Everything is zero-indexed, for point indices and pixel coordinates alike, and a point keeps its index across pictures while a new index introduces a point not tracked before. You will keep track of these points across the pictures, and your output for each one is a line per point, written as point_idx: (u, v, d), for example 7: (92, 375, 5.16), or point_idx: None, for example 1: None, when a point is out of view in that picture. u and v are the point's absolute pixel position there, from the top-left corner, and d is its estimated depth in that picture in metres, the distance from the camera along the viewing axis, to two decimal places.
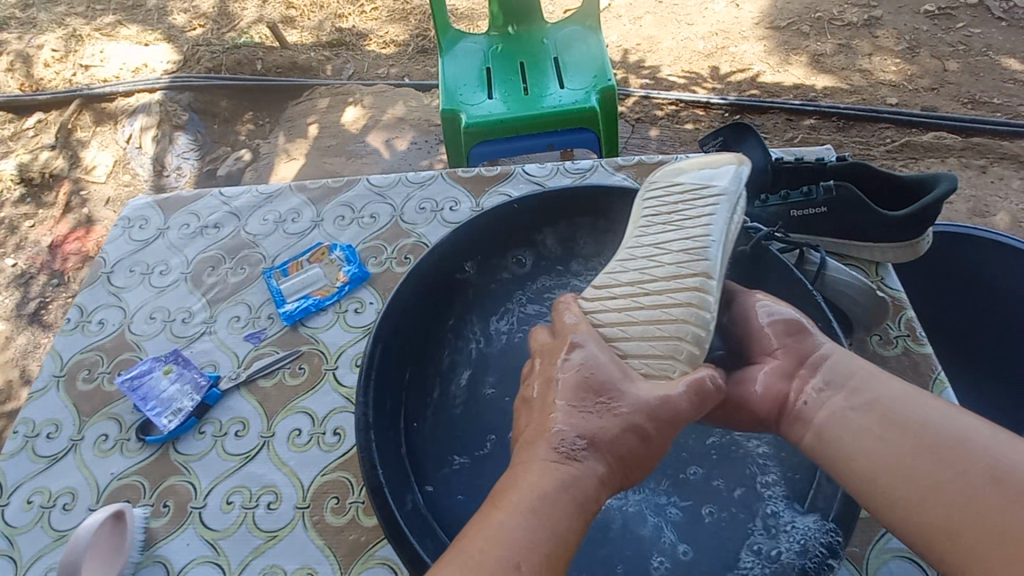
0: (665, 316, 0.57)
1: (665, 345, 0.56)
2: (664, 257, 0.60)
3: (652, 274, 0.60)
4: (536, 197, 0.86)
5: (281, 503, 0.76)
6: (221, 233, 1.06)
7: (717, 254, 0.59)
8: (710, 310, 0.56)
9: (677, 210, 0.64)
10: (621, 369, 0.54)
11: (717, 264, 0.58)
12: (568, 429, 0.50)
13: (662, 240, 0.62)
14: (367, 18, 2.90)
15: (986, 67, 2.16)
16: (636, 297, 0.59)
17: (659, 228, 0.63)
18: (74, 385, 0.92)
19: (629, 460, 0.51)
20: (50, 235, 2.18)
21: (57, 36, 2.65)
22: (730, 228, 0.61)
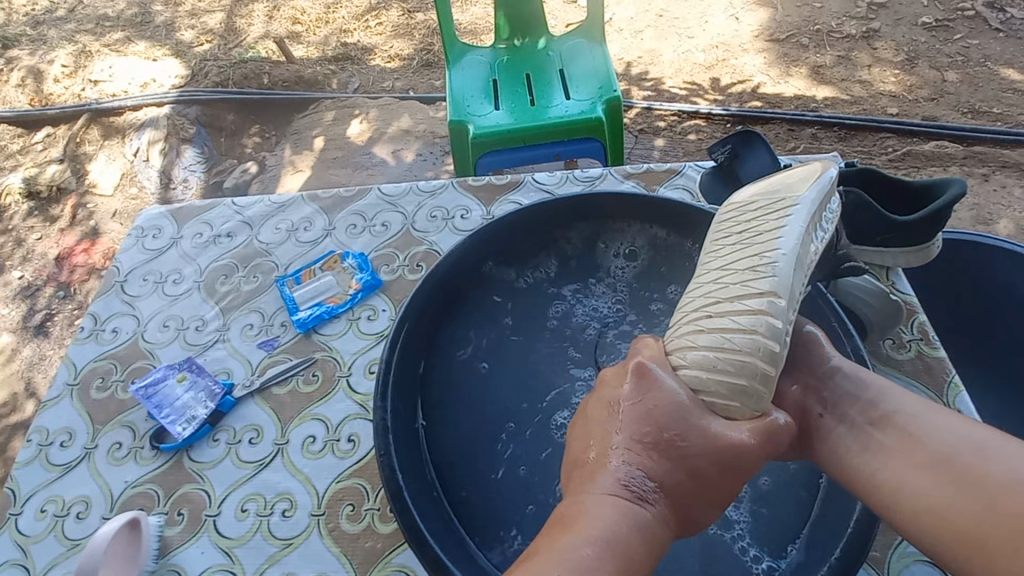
0: (727, 343, 0.53)
1: (732, 388, 0.53)
2: (727, 275, 0.57)
3: (718, 296, 0.56)
4: (548, 203, 0.86)
5: (296, 510, 0.76)
6: (234, 242, 1.07)
7: (786, 271, 0.52)
8: (775, 337, 0.51)
9: (751, 226, 0.58)
10: (693, 408, 0.53)
11: (785, 284, 0.52)
12: (635, 467, 0.50)
13: (728, 258, 0.58)
14: (372, 33, 2.94)
15: (985, 77, 2.18)
16: (702, 322, 0.56)
17: (729, 245, 0.59)
18: (87, 394, 0.92)
19: (693, 499, 0.51)
20: (58, 247, 2.20)
21: (67, 52, 2.69)
22: (809, 244, 0.54)
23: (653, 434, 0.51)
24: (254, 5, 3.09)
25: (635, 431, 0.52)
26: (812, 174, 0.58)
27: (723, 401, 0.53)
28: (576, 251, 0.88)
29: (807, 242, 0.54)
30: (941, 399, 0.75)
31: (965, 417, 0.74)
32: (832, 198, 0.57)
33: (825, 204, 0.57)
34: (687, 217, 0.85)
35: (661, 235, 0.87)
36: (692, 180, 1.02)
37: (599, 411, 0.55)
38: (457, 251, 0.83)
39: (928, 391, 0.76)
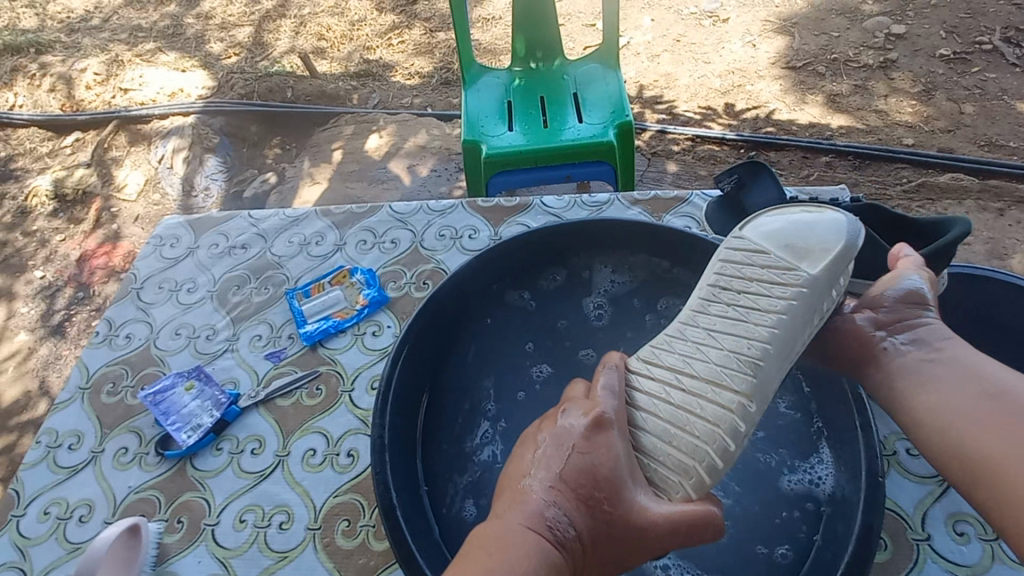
0: (694, 420, 0.56)
1: (679, 465, 0.55)
2: (711, 347, 0.59)
3: (694, 369, 0.58)
4: (554, 229, 0.88)
5: (293, 523, 0.77)
6: (248, 254, 1.10)
7: (763, 366, 0.56)
8: (740, 429, 0.54)
9: (748, 293, 0.61)
10: (632, 467, 0.54)
11: (759, 380, 0.56)
12: (566, 516, 0.51)
13: (716, 326, 0.60)
14: (394, 50, 3.02)
15: (1003, 111, 2.17)
16: (673, 394, 0.58)
17: (726, 301, 0.62)
18: (97, 398, 0.94)
19: (595, 557, 0.52)
20: (80, 249, 2.26)
21: (100, 61, 2.80)
22: (794, 336, 0.58)
23: (580, 481, 0.52)
24: (282, 21, 3.19)
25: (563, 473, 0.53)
26: (829, 248, 0.59)
27: (667, 474, 0.55)
28: (580, 274, 0.89)
29: (794, 335, 0.57)
30: None
31: None
32: (840, 283, 0.59)
33: (832, 285, 0.59)
34: (690, 246, 0.86)
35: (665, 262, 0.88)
36: (698, 208, 1.03)
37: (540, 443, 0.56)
38: (463, 271, 0.85)
39: None
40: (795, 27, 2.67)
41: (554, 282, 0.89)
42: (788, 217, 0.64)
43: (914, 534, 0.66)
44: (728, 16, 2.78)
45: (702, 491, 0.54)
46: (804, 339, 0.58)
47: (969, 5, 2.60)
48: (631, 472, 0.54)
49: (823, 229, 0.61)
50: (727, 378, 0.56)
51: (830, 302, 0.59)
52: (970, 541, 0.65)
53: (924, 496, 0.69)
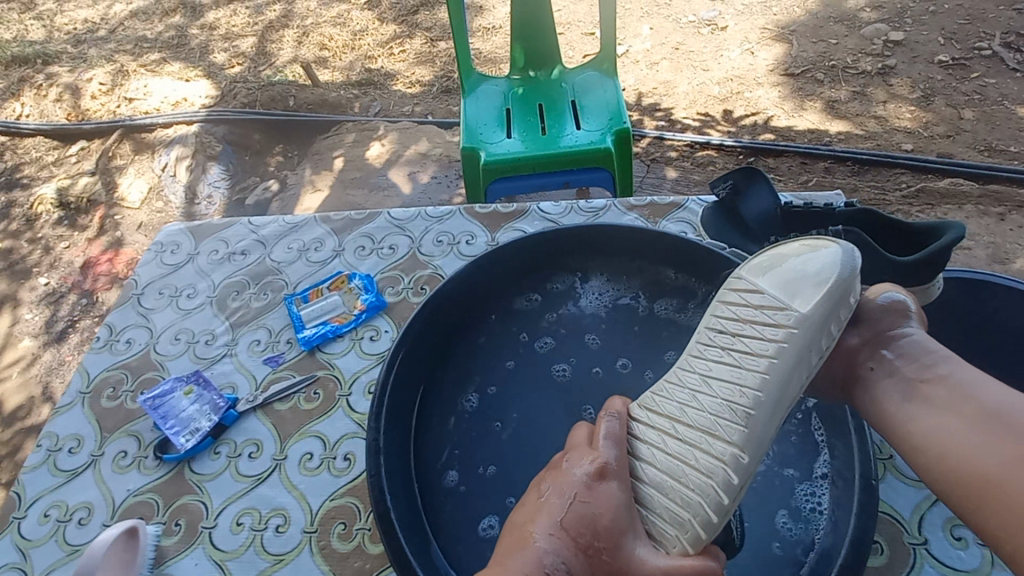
0: (688, 472, 0.56)
1: (674, 516, 0.55)
2: (705, 394, 0.59)
3: (689, 418, 0.59)
4: (551, 235, 0.89)
5: (290, 526, 0.77)
6: (247, 259, 1.11)
7: (756, 418, 0.55)
8: (733, 482, 0.54)
9: (742, 338, 0.60)
10: (633, 517, 0.56)
11: (751, 432, 0.55)
12: (563, 564, 0.53)
13: (712, 372, 0.60)
14: (396, 59, 3.05)
15: (1002, 116, 2.18)
16: (669, 442, 0.58)
17: (723, 345, 0.62)
18: (98, 402, 0.95)
19: None
20: (84, 256, 2.28)
21: (106, 71, 2.84)
22: (789, 383, 0.56)
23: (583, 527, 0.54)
24: (285, 31, 3.23)
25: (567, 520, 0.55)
26: (823, 287, 0.57)
27: (664, 526, 0.56)
28: (579, 279, 0.90)
29: (788, 382, 0.56)
30: None
31: None
32: (837, 323, 0.56)
33: (829, 324, 0.56)
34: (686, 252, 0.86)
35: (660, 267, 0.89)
36: (694, 214, 1.03)
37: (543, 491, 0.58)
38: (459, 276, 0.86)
39: None
40: (794, 35, 2.69)
41: (556, 287, 0.90)
42: (787, 253, 0.62)
43: (910, 539, 0.66)
44: (726, 24, 2.80)
45: (699, 545, 0.54)
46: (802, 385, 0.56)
47: (967, 11, 2.62)
48: (634, 520, 0.56)
49: (818, 265, 0.58)
50: (721, 425, 0.56)
51: (830, 340, 0.57)
52: (967, 546, 0.65)
53: (921, 501, 0.69)
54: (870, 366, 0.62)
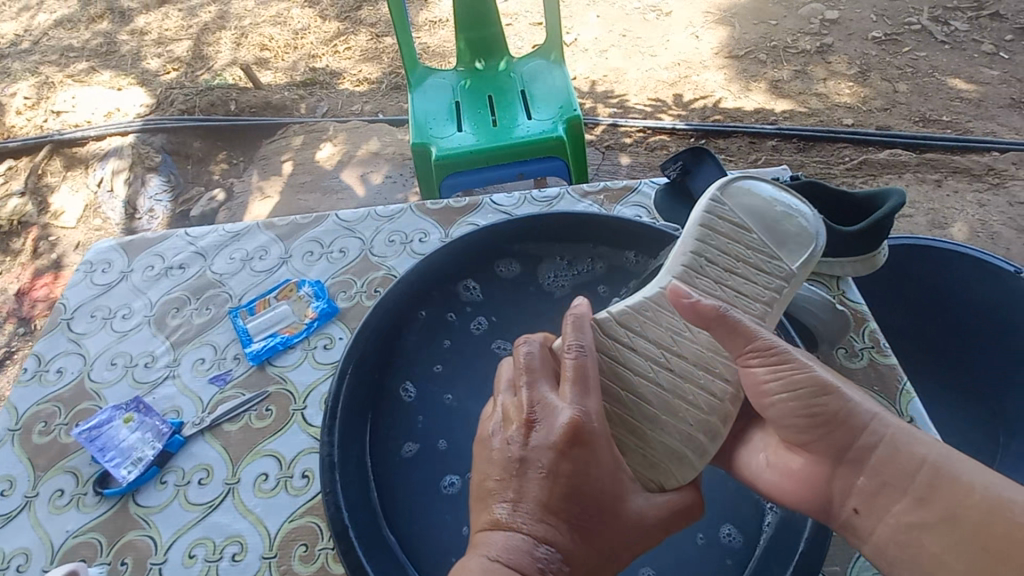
0: (692, 392, 0.57)
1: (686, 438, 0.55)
2: None
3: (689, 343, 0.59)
4: (502, 224, 0.87)
5: (247, 553, 0.73)
6: (187, 274, 1.04)
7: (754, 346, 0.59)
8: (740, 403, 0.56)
9: (740, 269, 0.62)
10: (615, 478, 0.50)
11: None
12: (548, 546, 0.46)
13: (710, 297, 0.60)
14: (341, 57, 2.95)
15: (933, 87, 2.27)
16: (671, 363, 0.58)
17: (714, 277, 0.61)
18: (28, 439, 0.87)
19: None
20: (18, 282, 2.13)
21: (30, 85, 2.67)
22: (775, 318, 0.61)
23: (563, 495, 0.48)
24: (221, 33, 3.08)
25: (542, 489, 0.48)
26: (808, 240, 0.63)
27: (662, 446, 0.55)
28: (535, 265, 0.87)
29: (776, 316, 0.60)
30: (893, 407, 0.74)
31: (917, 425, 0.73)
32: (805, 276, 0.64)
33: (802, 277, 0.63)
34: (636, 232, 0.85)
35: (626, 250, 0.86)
36: (648, 196, 1.01)
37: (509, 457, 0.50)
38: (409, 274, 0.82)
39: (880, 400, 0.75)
40: (736, 17, 2.74)
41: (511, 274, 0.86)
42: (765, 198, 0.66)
43: None
44: (671, 9, 2.83)
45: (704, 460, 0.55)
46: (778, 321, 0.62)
47: None
48: (618, 480, 0.51)
49: (796, 224, 0.64)
50: (717, 361, 0.58)
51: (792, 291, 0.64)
52: None
53: None
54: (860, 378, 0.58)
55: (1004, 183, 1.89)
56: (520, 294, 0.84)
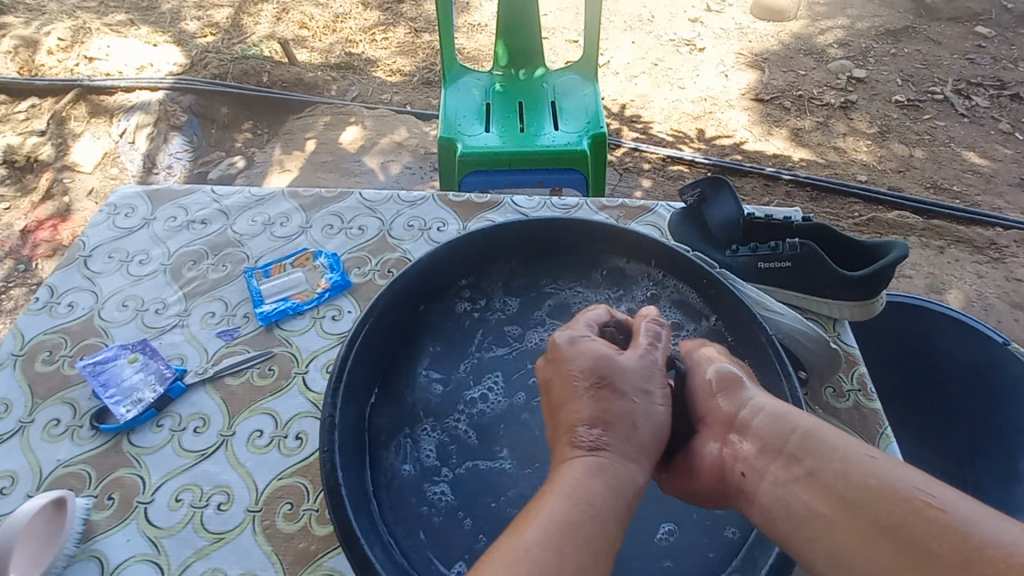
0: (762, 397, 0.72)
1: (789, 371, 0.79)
2: (751, 294, 0.82)
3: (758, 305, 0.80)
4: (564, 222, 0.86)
5: (232, 504, 0.75)
6: (207, 229, 1.07)
7: (769, 314, 0.79)
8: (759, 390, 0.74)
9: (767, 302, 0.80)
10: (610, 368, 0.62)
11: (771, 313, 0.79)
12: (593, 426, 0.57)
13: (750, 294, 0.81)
14: (378, 46, 2.86)
15: (948, 157, 2.33)
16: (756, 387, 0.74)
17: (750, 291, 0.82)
18: (31, 365, 0.90)
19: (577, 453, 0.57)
20: (26, 219, 2.09)
21: (66, 27, 2.62)
22: (781, 326, 0.78)
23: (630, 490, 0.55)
24: (264, 5, 2.98)
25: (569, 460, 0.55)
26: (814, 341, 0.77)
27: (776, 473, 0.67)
28: (581, 261, 0.88)
29: (782, 326, 0.78)
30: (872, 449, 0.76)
31: None
32: (808, 339, 0.77)
33: (801, 337, 0.78)
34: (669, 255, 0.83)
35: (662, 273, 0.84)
36: (663, 218, 1.03)
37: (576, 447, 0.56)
38: (450, 246, 0.83)
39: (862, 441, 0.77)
40: (766, 62, 2.77)
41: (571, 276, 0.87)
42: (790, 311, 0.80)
43: None
44: (704, 46, 2.86)
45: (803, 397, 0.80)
46: (781, 325, 0.78)
47: (925, 57, 2.79)
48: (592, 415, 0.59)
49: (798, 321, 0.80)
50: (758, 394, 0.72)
51: (797, 343, 0.78)
52: None
53: None
54: (741, 471, 0.59)
55: (1005, 258, 1.93)
56: (539, 302, 0.84)
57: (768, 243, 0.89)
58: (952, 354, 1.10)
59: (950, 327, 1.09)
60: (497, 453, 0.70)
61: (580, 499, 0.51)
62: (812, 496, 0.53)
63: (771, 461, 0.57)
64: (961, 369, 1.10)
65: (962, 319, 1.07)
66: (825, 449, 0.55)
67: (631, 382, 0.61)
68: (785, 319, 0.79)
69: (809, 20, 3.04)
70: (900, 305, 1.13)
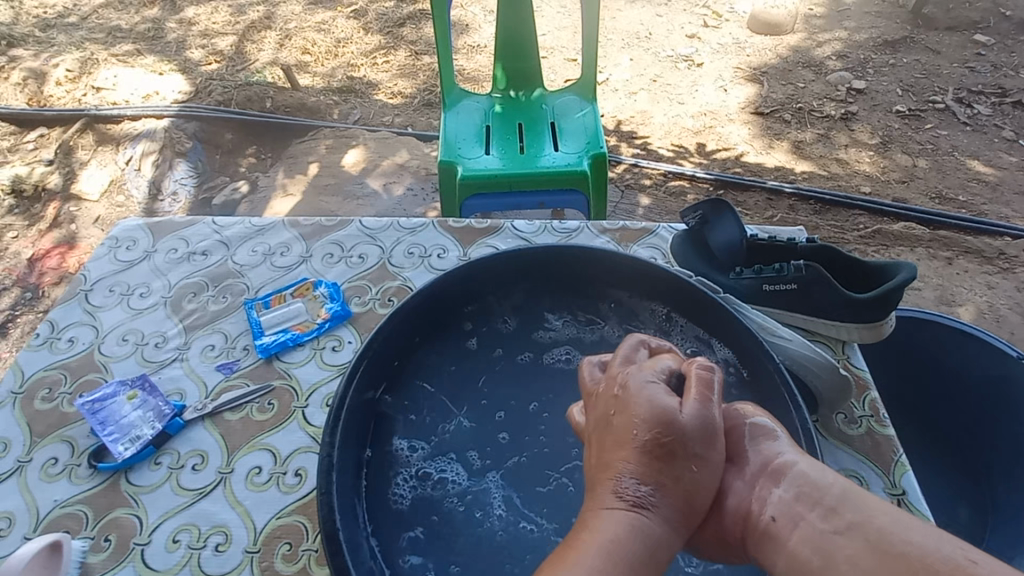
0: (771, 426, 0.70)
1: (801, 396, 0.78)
2: (758, 320, 0.80)
3: (764, 332, 0.79)
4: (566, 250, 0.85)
5: (230, 544, 0.73)
6: (208, 260, 1.07)
7: (776, 341, 0.78)
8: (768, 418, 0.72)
9: (773, 329, 0.79)
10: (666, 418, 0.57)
11: (778, 341, 0.78)
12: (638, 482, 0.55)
13: (756, 321, 0.80)
14: (379, 69, 2.90)
15: (952, 167, 2.32)
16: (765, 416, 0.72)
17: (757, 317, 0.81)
18: (31, 403, 0.89)
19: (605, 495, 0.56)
20: (33, 248, 2.11)
21: (74, 58, 2.67)
22: (789, 352, 0.77)
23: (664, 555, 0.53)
24: (267, 32, 3.03)
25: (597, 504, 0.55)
26: (825, 367, 0.75)
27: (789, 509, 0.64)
28: (585, 288, 0.87)
29: (790, 352, 0.77)
30: (887, 478, 0.74)
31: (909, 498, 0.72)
32: (820, 364, 0.75)
33: (812, 364, 0.76)
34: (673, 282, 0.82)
35: (667, 298, 0.83)
36: (664, 240, 1.02)
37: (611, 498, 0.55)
38: (450, 277, 0.82)
39: (876, 470, 0.75)
40: (765, 76, 2.78)
41: (572, 303, 0.86)
42: (798, 337, 0.79)
43: None
44: (702, 61, 2.88)
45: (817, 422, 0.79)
46: (789, 351, 0.77)
47: (925, 67, 2.79)
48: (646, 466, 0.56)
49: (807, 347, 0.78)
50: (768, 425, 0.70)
51: (808, 370, 0.76)
52: None
53: None
54: (769, 518, 0.56)
55: (1015, 268, 1.90)
56: (542, 331, 0.84)
57: (773, 265, 0.88)
58: (965, 368, 1.08)
59: (961, 341, 1.06)
60: (498, 491, 0.68)
61: (619, 559, 0.50)
62: (856, 548, 0.50)
63: (808, 511, 0.54)
64: (975, 384, 1.07)
65: (974, 332, 1.05)
66: (864, 502, 0.53)
67: (689, 441, 0.57)
68: (792, 345, 0.77)
69: (806, 32, 3.06)
70: (909, 320, 1.10)
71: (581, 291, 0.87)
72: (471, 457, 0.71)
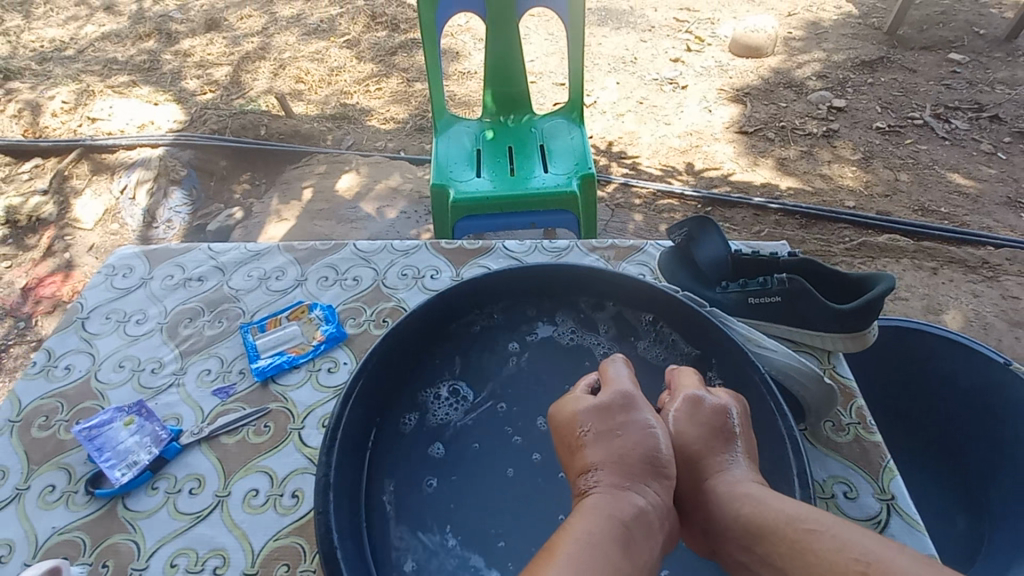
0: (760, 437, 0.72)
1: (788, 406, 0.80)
2: (744, 332, 0.83)
3: (751, 344, 0.82)
4: (557, 267, 0.87)
5: (227, 568, 0.73)
6: (204, 286, 1.08)
7: (762, 352, 0.80)
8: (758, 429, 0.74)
9: (760, 340, 0.82)
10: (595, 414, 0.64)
11: (763, 352, 0.80)
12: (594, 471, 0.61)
13: (742, 333, 0.83)
14: (372, 96, 2.96)
15: (932, 180, 2.38)
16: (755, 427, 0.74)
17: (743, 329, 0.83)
18: (28, 431, 0.89)
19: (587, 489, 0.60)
20: (27, 277, 2.11)
21: (71, 90, 2.72)
22: (774, 362, 0.79)
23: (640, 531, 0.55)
24: (262, 62, 3.10)
25: (615, 510, 0.56)
26: (809, 377, 0.77)
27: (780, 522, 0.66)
28: (572, 306, 0.89)
29: (775, 362, 0.79)
30: (875, 484, 0.75)
31: (899, 503, 0.73)
32: (805, 375, 0.77)
33: (797, 372, 0.77)
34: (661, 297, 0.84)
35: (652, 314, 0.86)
36: (652, 257, 1.05)
37: (629, 502, 0.57)
38: (444, 294, 0.84)
39: (865, 475, 0.76)
40: (748, 96, 2.86)
41: (561, 322, 0.88)
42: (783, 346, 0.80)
43: None
44: (686, 83, 2.96)
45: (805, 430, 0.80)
46: (775, 362, 0.79)
47: (902, 85, 2.88)
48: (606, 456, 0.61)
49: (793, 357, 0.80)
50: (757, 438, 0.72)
51: (793, 381, 0.78)
52: None
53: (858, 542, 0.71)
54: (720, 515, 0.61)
55: (998, 277, 1.94)
56: (532, 349, 0.85)
57: (757, 278, 0.90)
58: (951, 377, 1.10)
59: (947, 349, 1.08)
60: (490, 507, 0.69)
61: (580, 534, 0.53)
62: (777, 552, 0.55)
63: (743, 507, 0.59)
64: (959, 392, 1.09)
65: (958, 340, 1.07)
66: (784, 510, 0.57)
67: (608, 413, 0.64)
68: (779, 356, 0.79)
69: (786, 54, 3.16)
70: (895, 329, 1.12)
71: (569, 308, 0.89)
72: (464, 477, 0.72)
